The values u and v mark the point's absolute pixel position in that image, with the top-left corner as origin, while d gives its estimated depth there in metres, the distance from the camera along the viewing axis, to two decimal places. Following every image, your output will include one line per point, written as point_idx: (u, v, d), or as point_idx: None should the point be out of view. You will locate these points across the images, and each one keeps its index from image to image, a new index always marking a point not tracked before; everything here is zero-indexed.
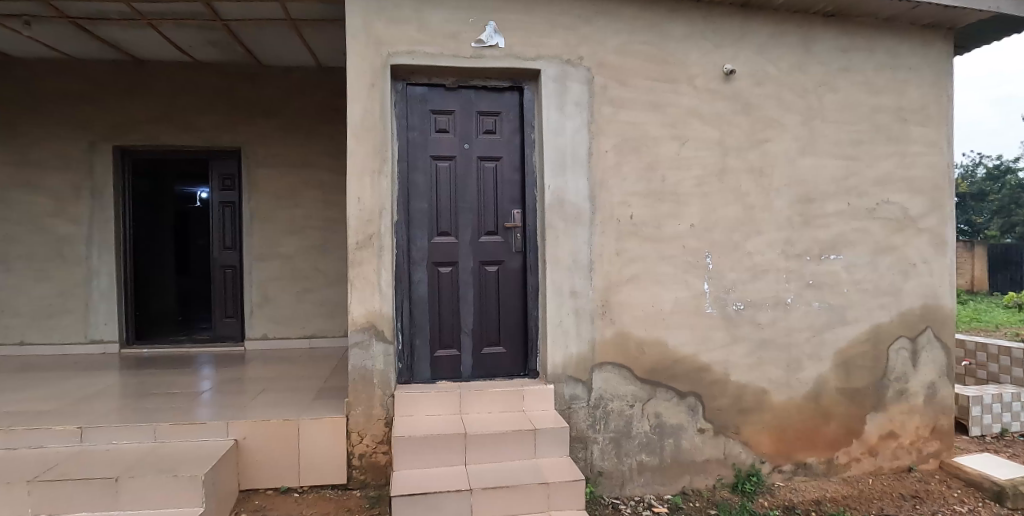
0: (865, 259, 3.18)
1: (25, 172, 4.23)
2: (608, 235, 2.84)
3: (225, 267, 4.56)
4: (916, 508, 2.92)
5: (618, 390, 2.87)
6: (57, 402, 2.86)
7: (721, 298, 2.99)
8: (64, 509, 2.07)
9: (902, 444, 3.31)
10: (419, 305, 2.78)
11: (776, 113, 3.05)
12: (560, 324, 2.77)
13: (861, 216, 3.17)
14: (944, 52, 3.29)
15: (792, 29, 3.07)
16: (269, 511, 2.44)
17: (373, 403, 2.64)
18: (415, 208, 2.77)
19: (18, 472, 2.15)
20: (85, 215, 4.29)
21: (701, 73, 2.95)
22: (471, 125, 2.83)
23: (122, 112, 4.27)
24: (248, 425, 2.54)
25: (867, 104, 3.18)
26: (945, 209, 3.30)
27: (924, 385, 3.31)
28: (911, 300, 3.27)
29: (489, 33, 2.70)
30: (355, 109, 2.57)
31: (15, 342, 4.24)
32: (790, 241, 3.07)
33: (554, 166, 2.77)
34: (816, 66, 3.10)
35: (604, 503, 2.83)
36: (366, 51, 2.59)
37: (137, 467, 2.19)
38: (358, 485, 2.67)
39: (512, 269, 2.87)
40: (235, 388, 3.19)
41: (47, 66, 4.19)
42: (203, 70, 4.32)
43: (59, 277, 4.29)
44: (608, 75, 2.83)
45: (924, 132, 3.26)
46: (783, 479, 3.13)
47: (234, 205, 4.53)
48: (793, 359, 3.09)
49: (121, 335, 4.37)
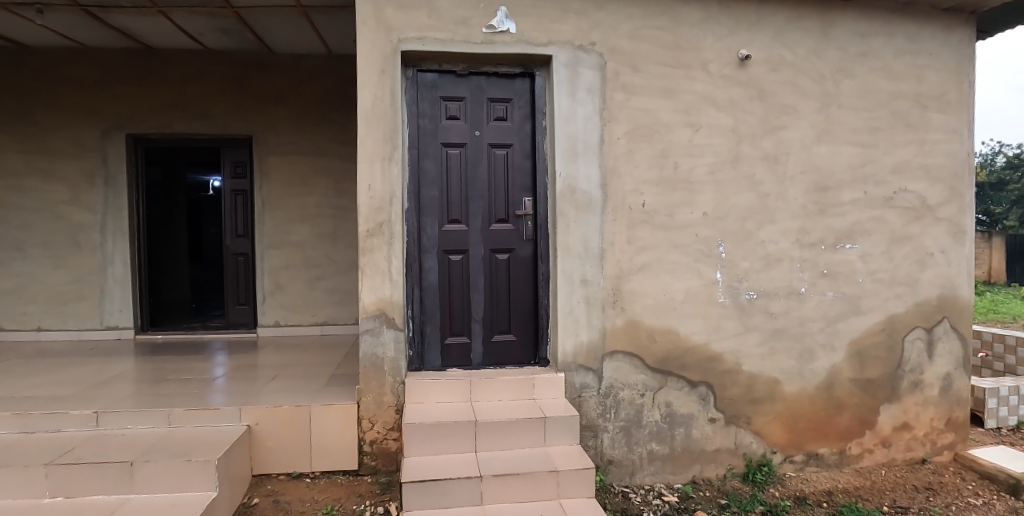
0: (881, 248, 3.13)
1: (40, 160, 4.28)
2: (619, 223, 2.81)
3: (237, 254, 4.60)
4: (930, 501, 2.90)
5: (629, 379, 2.87)
6: (74, 387, 2.91)
7: (733, 287, 2.96)
8: (81, 492, 2.10)
9: (916, 436, 3.27)
10: (430, 293, 2.78)
11: (791, 100, 2.99)
12: (571, 312, 2.76)
13: (877, 205, 3.12)
14: (966, 37, 3.21)
15: (809, 13, 3.00)
16: (282, 497, 2.47)
17: (383, 391, 2.65)
18: (425, 195, 2.76)
19: (34, 456, 2.18)
20: (99, 202, 4.32)
21: (716, 59, 2.90)
22: (482, 112, 2.81)
23: (132, 99, 4.29)
24: (260, 412, 2.55)
25: (885, 91, 3.11)
26: (964, 198, 3.23)
27: (940, 376, 3.26)
28: (927, 290, 3.21)
29: (500, 19, 2.66)
30: (365, 96, 2.56)
31: (32, 328, 4.31)
32: (804, 230, 3.03)
33: (566, 153, 2.74)
34: (833, 51, 3.04)
35: (614, 491, 2.83)
36: (376, 36, 2.57)
37: (151, 452, 2.22)
38: (370, 471, 2.70)
39: (524, 257, 2.86)
40: (248, 374, 3.22)
41: (58, 55, 4.21)
42: (213, 58, 4.33)
43: (74, 265, 4.34)
44: (620, 60, 2.79)
45: (944, 119, 3.19)
46: (795, 470, 3.11)
47: (246, 193, 4.54)
48: (806, 349, 3.06)
49: (135, 320, 4.42)
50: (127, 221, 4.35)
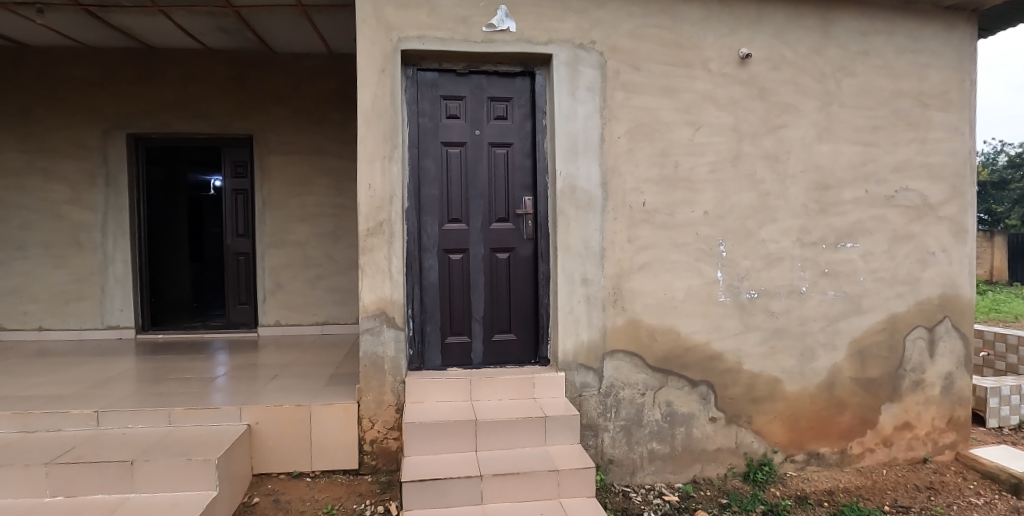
0: (883, 247, 3.12)
1: (41, 160, 4.28)
2: (620, 222, 2.81)
3: (238, 254, 4.60)
4: (931, 501, 2.89)
5: (629, 379, 2.86)
6: (75, 387, 2.91)
7: (734, 286, 2.95)
8: (82, 491, 2.10)
9: (917, 435, 3.26)
10: (430, 292, 2.78)
11: (792, 98, 2.98)
12: (571, 312, 2.76)
13: (878, 204, 3.11)
14: (967, 36, 3.20)
15: (810, 11, 2.99)
16: (283, 496, 2.47)
17: (384, 390, 2.65)
18: (425, 195, 2.75)
19: (35, 455, 2.18)
20: (99, 202, 4.33)
21: (716, 57, 2.89)
22: (482, 111, 2.80)
23: (133, 98, 4.29)
24: (260, 411, 2.55)
25: (887, 89, 3.10)
26: (965, 197, 3.22)
27: (941, 375, 3.26)
28: (929, 289, 3.20)
29: (500, 18, 2.65)
30: (365, 95, 2.56)
31: (34, 328, 4.32)
32: (805, 229, 3.02)
33: (566, 152, 2.73)
34: (834, 50, 3.03)
35: (615, 491, 2.82)
36: (376, 35, 2.57)
37: (152, 451, 2.22)
38: (370, 470, 2.69)
39: (524, 256, 2.85)
40: (249, 373, 3.22)
41: (59, 55, 4.21)
42: (214, 58, 4.33)
43: (75, 264, 4.34)
44: (620, 59, 2.78)
45: (945, 117, 3.18)
46: (796, 469, 3.10)
47: (246, 192, 4.54)
48: (807, 348, 3.05)
49: (136, 320, 4.43)
50: (128, 220, 4.35)
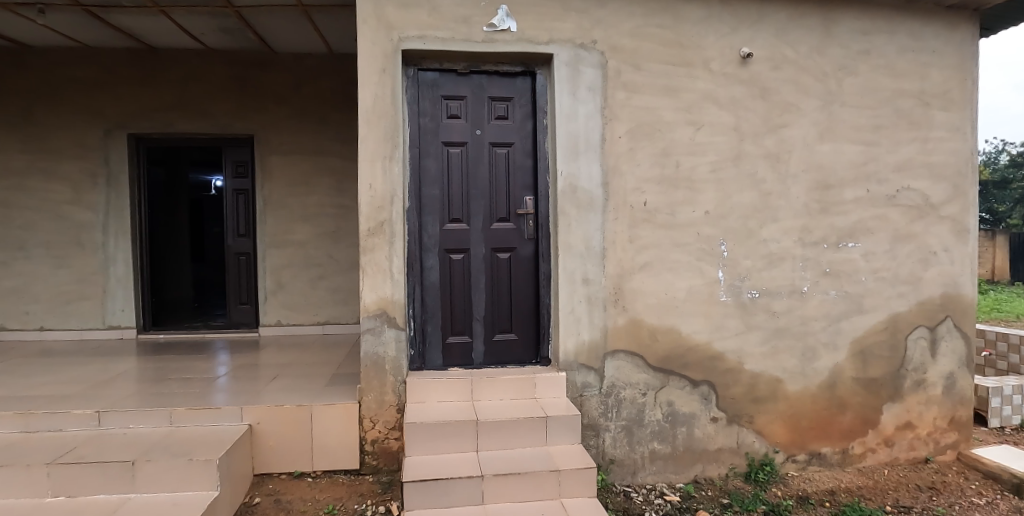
0: (884, 247, 3.12)
1: (42, 160, 4.28)
2: (621, 222, 2.80)
3: (239, 254, 4.60)
4: (933, 501, 2.89)
5: (630, 379, 2.86)
6: (77, 387, 2.91)
7: (735, 285, 2.95)
8: (84, 492, 2.11)
9: (919, 435, 3.25)
10: (431, 292, 2.78)
11: (794, 97, 2.98)
12: (572, 311, 2.76)
13: (880, 203, 3.10)
14: (969, 34, 3.19)
15: (811, 10, 2.99)
16: (284, 496, 2.47)
17: (384, 390, 2.65)
18: (426, 195, 2.75)
19: (35, 455, 2.18)
20: (101, 202, 4.33)
21: (718, 57, 2.89)
22: (483, 111, 2.80)
23: (134, 98, 4.29)
24: (262, 411, 2.55)
25: (888, 88, 3.10)
26: (967, 197, 3.21)
27: (943, 375, 3.25)
28: (930, 288, 3.20)
29: (501, 18, 2.65)
30: (366, 94, 2.56)
31: (35, 328, 4.33)
32: (807, 229, 3.02)
33: (566, 152, 2.73)
34: (835, 49, 3.02)
35: (615, 491, 2.82)
36: (377, 35, 2.57)
37: (153, 451, 2.22)
38: (370, 470, 2.69)
39: (524, 256, 2.85)
40: (251, 373, 3.23)
41: (60, 55, 4.21)
42: (215, 58, 4.33)
43: (76, 264, 4.34)
44: (621, 59, 2.78)
45: (947, 117, 3.17)
46: (797, 469, 3.10)
47: (247, 192, 4.54)
48: (808, 348, 3.05)
49: (137, 320, 4.43)
50: (129, 220, 4.35)
